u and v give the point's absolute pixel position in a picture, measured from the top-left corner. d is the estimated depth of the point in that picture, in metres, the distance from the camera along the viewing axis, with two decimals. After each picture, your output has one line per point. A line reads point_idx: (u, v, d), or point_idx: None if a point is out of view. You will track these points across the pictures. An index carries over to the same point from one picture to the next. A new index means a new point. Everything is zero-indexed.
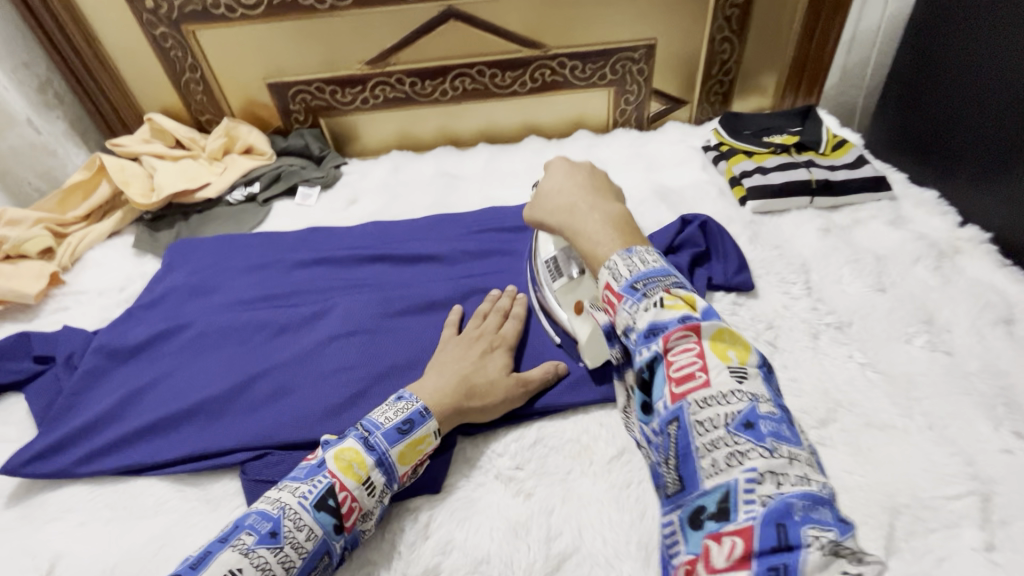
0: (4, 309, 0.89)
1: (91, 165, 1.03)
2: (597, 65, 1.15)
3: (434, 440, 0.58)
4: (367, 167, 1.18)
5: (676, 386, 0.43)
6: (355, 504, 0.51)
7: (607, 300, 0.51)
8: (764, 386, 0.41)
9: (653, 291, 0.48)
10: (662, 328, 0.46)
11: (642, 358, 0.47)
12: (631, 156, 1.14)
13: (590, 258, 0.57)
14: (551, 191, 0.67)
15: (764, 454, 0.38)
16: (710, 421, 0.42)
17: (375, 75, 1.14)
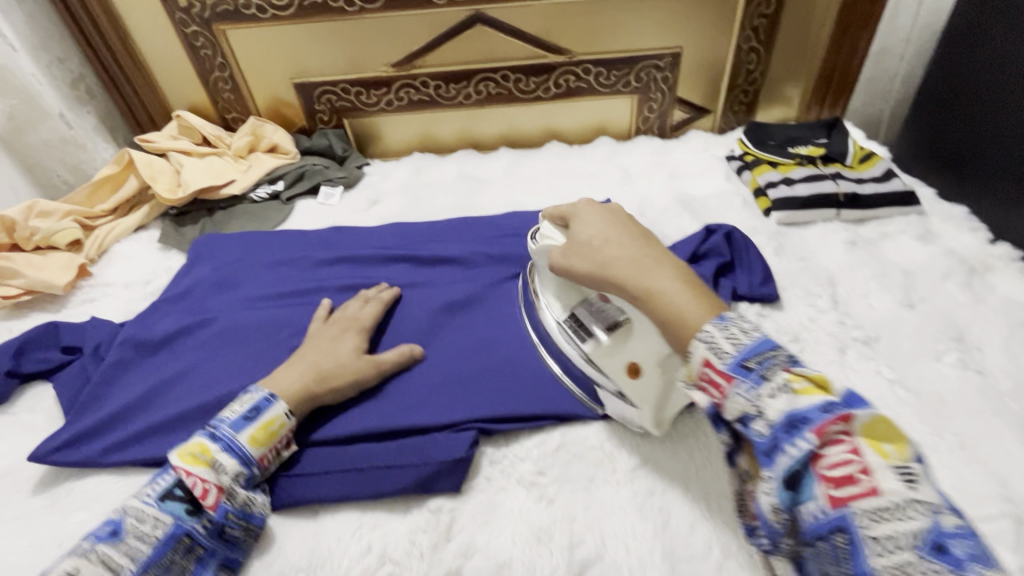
0: (33, 299, 0.90)
1: (121, 160, 1.05)
2: (621, 72, 1.15)
3: (291, 422, 0.61)
4: (389, 167, 1.19)
5: (751, 424, 0.43)
6: (208, 485, 0.54)
7: (706, 378, 0.45)
8: (855, 418, 0.41)
9: (773, 371, 0.43)
10: (805, 420, 0.41)
11: (701, 391, 0.46)
12: (653, 164, 1.14)
13: (671, 329, 0.49)
14: (587, 232, 0.60)
15: (865, 503, 0.38)
16: (889, 539, 0.37)
17: (401, 77, 1.15)
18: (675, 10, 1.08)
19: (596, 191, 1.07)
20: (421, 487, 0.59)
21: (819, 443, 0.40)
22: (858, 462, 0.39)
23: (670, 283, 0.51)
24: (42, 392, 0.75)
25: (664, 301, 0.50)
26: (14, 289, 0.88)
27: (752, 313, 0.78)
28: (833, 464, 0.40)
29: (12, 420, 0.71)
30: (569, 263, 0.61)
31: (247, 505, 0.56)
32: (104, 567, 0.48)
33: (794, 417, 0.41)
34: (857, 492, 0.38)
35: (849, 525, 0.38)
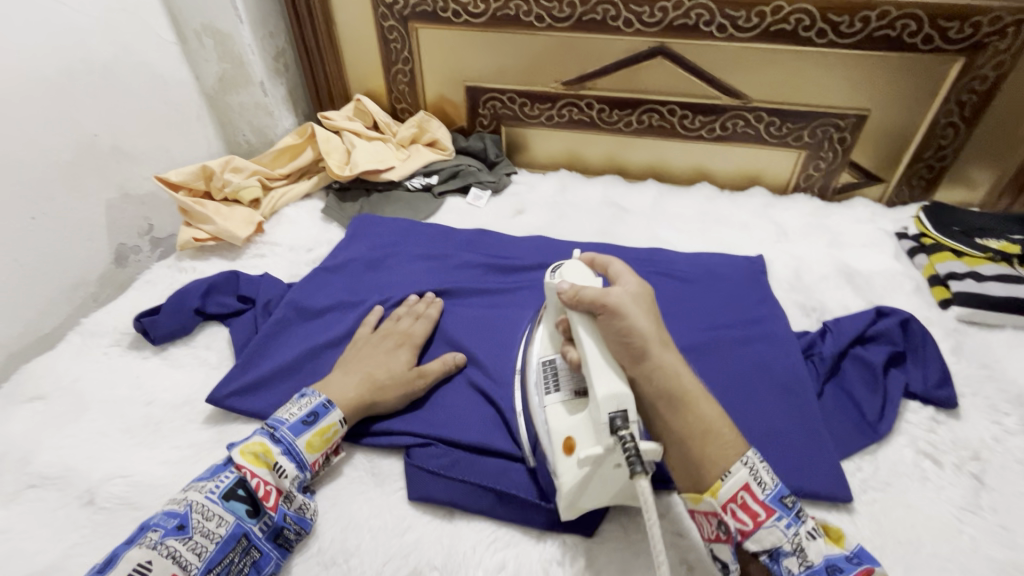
0: (215, 245, 1.00)
1: (303, 132, 1.15)
2: (795, 126, 1.10)
3: (345, 430, 0.65)
4: (536, 180, 1.21)
5: (784, 557, 0.48)
6: (271, 487, 0.57)
7: (740, 504, 0.49)
8: (866, 567, 0.49)
9: (803, 515, 0.50)
10: (840, 568, 0.47)
11: (724, 517, 0.50)
12: (811, 226, 1.08)
13: (706, 442, 0.51)
14: (636, 324, 0.54)
15: None
16: None
17: (567, 96, 1.17)
18: (874, 72, 1.01)
19: (748, 244, 1.03)
20: (559, 519, 0.59)
21: None
22: None
23: (696, 382, 0.54)
24: (218, 332, 0.82)
25: (697, 409, 0.53)
26: (203, 234, 0.98)
27: (925, 416, 0.71)
28: None
29: (191, 352, 0.79)
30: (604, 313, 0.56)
31: (302, 508, 0.59)
32: (174, 560, 0.50)
33: (826, 560, 0.48)
34: None
35: None
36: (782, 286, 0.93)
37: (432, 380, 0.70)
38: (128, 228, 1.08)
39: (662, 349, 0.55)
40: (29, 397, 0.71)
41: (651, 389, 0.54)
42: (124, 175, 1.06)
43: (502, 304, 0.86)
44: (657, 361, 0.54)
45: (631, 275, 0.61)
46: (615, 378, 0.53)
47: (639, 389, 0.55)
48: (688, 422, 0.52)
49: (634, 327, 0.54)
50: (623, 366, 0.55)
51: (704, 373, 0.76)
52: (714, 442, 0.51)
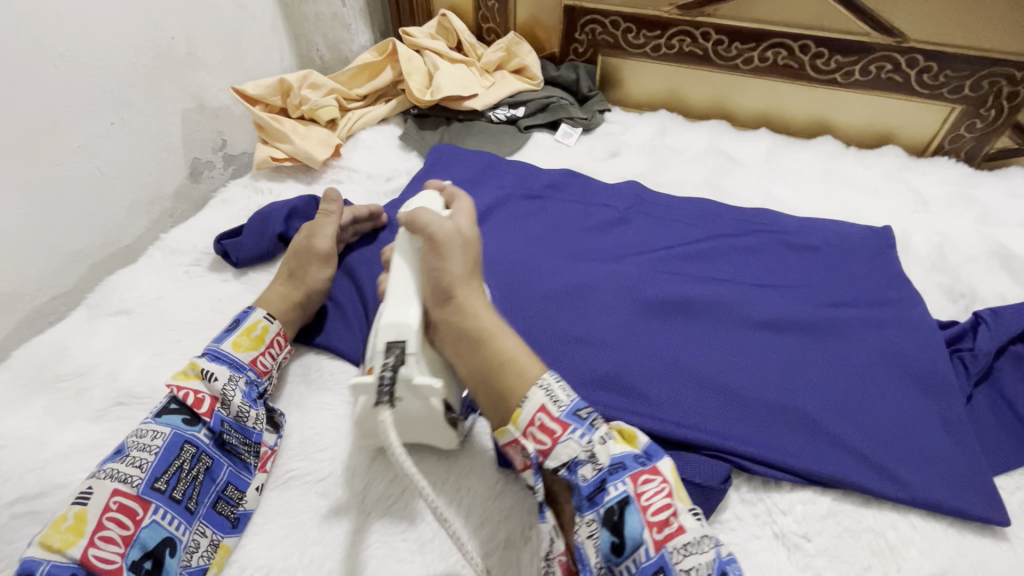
0: (292, 167, 0.95)
1: (384, 49, 1.06)
2: (957, 75, 0.93)
3: (274, 327, 0.63)
4: (632, 120, 1.09)
5: (580, 466, 0.48)
6: (201, 395, 0.55)
7: (539, 426, 0.50)
8: (659, 466, 0.50)
9: (598, 421, 0.51)
10: (625, 466, 0.49)
11: (525, 440, 0.50)
12: (955, 196, 0.93)
13: (507, 375, 0.53)
14: (449, 266, 0.56)
15: (676, 541, 0.45)
16: (693, 570, 0.44)
17: (682, 23, 1.02)
18: None
19: (878, 211, 0.89)
20: None
21: (634, 486, 0.48)
22: (668, 497, 0.47)
23: (490, 317, 0.56)
24: None
25: (495, 342, 0.55)
26: (281, 153, 0.93)
27: None
28: (650, 503, 0.47)
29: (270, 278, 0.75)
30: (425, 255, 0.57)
31: (242, 417, 0.57)
32: (112, 477, 0.48)
33: (616, 463, 0.49)
34: (670, 533, 0.46)
35: (665, 562, 0.45)
36: (921, 264, 0.80)
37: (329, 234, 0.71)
38: (203, 142, 1.04)
39: (467, 290, 0.57)
40: (113, 310, 0.69)
41: (450, 336, 0.55)
42: (200, 85, 1.01)
43: (588, 259, 0.79)
44: (457, 304, 0.56)
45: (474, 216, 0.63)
46: (413, 313, 0.54)
47: (435, 330, 0.57)
48: (483, 357, 0.54)
49: (444, 269, 0.56)
50: (429, 307, 0.57)
51: (824, 358, 0.66)
52: (514, 375, 0.53)
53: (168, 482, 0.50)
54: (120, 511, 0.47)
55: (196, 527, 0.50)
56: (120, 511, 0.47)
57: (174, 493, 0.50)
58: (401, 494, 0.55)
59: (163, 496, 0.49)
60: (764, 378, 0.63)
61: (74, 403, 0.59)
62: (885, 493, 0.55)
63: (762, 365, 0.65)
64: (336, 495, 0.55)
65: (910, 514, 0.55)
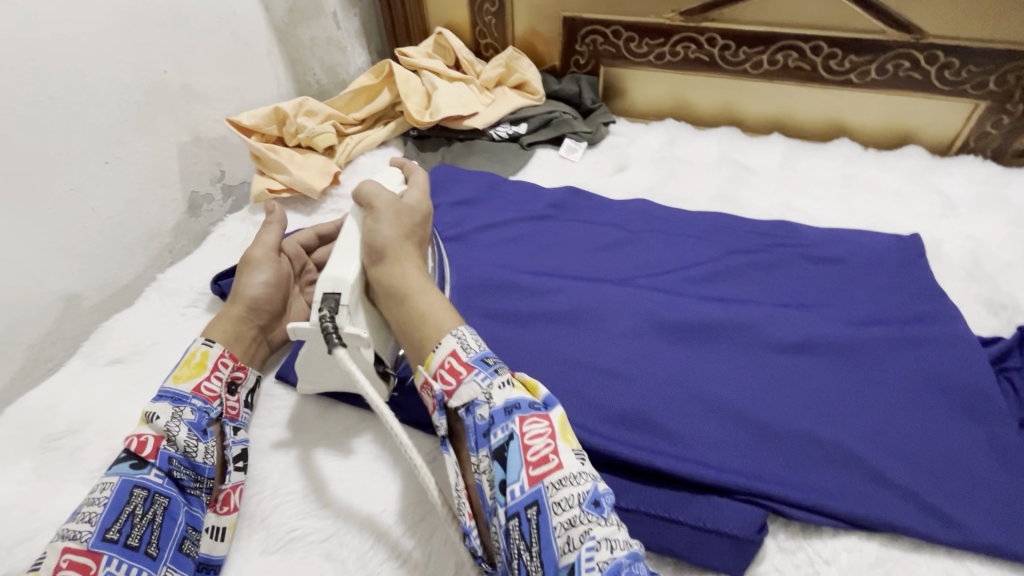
0: (291, 198, 0.92)
1: (381, 72, 1.03)
2: (981, 69, 0.88)
3: (215, 350, 0.60)
4: (638, 132, 1.05)
5: (477, 408, 0.49)
6: (144, 437, 0.52)
7: (446, 368, 0.51)
8: (551, 413, 0.49)
9: (502, 370, 0.51)
10: (518, 406, 0.48)
11: (435, 382, 0.52)
12: (987, 196, 0.88)
13: (421, 326, 0.56)
14: (381, 228, 0.63)
15: (551, 477, 0.44)
16: (564, 501, 0.43)
17: (686, 29, 0.98)
18: None
19: (905, 217, 0.85)
20: (692, 555, 0.51)
21: (521, 426, 0.47)
22: (551, 445, 0.46)
23: (416, 277, 0.60)
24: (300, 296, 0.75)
25: (416, 300, 0.58)
26: (278, 184, 0.90)
27: None
28: (534, 445, 0.46)
29: None
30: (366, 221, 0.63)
31: (190, 449, 0.53)
32: (63, 538, 0.45)
33: (509, 403, 0.48)
34: (548, 470, 0.45)
35: (540, 500, 0.44)
36: (956, 274, 0.75)
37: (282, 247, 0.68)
38: (200, 174, 1.02)
39: (398, 253, 0.62)
40: (108, 359, 0.67)
41: (385, 288, 0.60)
42: (195, 118, 0.99)
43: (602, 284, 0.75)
44: (389, 262, 0.61)
45: (427, 187, 0.72)
46: (350, 269, 0.60)
47: (373, 286, 0.62)
48: (408, 312, 0.57)
49: (376, 231, 0.62)
50: (365, 265, 0.62)
51: (859, 382, 0.61)
52: (431, 326, 0.55)
53: (120, 531, 0.47)
54: (71, 569, 0.43)
55: (164, 572, 0.47)
56: (72, 569, 0.44)
57: (130, 540, 0.47)
58: (409, 553, 0.52)
59: (117, 546, 0.46)
60: (793, 409, 0.59)
61: (67, 464, 0.56)
62: (938, 536, 0.50)
63: (789, 393, 0.61)
64: (341, 557, 0.52)
65: (966, 559, 0.50)
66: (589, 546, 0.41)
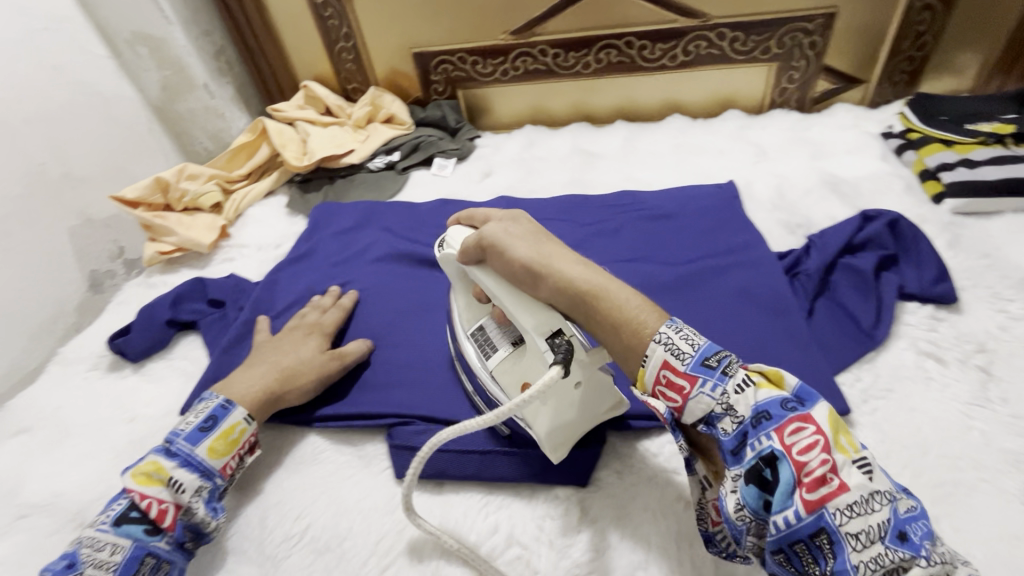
0: (183, 256, 0.99)
1: (255, 129, 1.11)
2: (761, 37, 1.04)
3: (252, 428, 0.61)
4: (501, 141, 1.17)
5: (717, 422, 0.45)
6: (165, 505, 0.54)
7: (664, 384, 0.46)
8: (815, 415, 0.42)
9: (732, 368, 0.45)
10: (770, 415, 0.42)
11: (658, 398, 0.47)
12: (791, 140, 1.03)
13: (624, 329, 0.49)
14: (511, 251, 0.53)
15: (836, 501, 0.39)
16: (864, 534, 0.38)
17: (519, 45, 1.11)
18: None
19: (724, 169, 0.98)
20: (545, 475, 0.58)
21: (782, 439, 0.41)
22: (831, 462, 0.40)
23: (592, 275, 0.51)
24: (194, 341, 0.81)
25: (606, 298, 0.50)
26: (168, 246, 0.97)
27: (924, 316, 0.67)
28: (807, 464, 0.40)
29: (168, 364, 0.78)
30: (510, 250, 0.53)
31: (206, 522, 0.55)
32: None
33: (756, 409, 0.43)
34: (830, 492, 0.39)
35: (826, 529, 0.39)
36: (764, 207, 0.88)
37: (351, 360, 0.71)
38: (98, 254, 1.07)
39: (549, 262, 0.52)
40: (14, 431, 0.71)
41: (565, 302, 0.51)
42: (83, 201, 1.05)
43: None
44: (549, 277, 0.51)
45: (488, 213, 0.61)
46: (532, 311, 0.52)
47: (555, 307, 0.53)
48: (600, 319, 0.50)
49: (511, 257, 0.52)
50: (530, 293, 0.53)
51: (684, 311, 0.72)
52: (632, 329, 0.48)
53: None
54: None
55: None
56: None
57: None
58: (303, 532, 0.58)
59: None
60: None
61: None
62: None
63: None
64: (243, 548, 0.58)
65: None
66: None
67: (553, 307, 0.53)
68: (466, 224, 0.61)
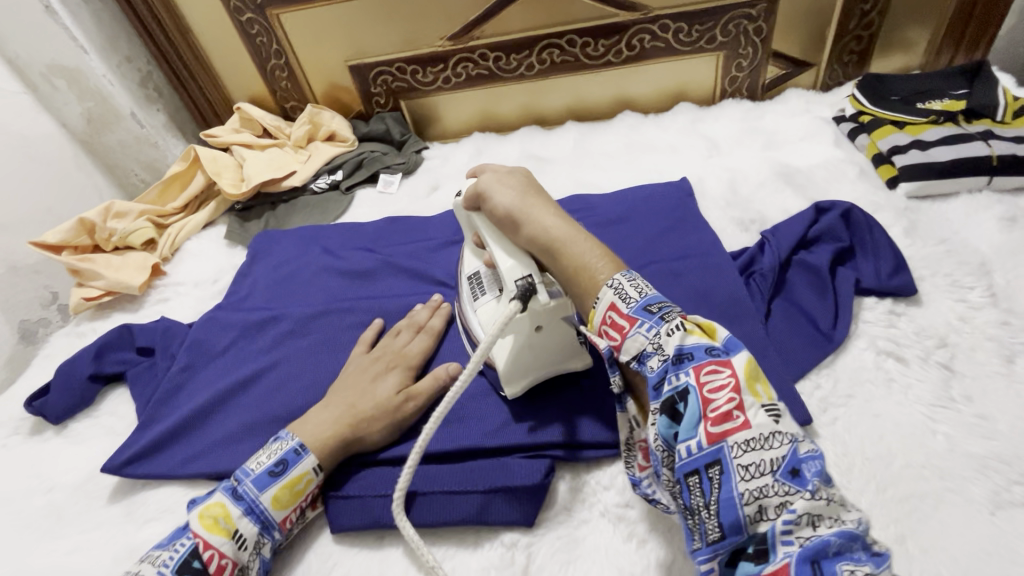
0: (114, 300, 0.93)
1: (187, 157, 1.05)
2: (705, 27, 1.01)
3: (319, 479, 0.57)
4: (449, 151, 1.12)
5: (646, 359, 0.44)
6: (225, 561, 0.49)
7: (609, 323, 0.47)
8: (735, 360, 0.42)
9: (670, 314, 0.45)
10: (692, 356, 0.42)
11: (603, 338, 0.48)
12: (744, 130, 1.00)
13: (578, 276, 0.50)
14: (497, 200, 0.56)
15: (739, 437, 0.39)
16: (755, 466, 0.39)
17: (458, 51, 1.07)
18: None
19: (676, 166, 0.95)
20: (490, 520, 0.54)
21: (698, 376, 0.42)
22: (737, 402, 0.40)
23: (563, 226, 0.52)
24: (122, 394, 0.76)
25: (569, 248, 0.51)
26: (96, 290, 0.91)
27: (882, 311, 0.64)
28: (716, 403, 0.40)
29: (94, 422, 0.73)
30: (495, 198, 0.56)
31: None
32: None
33: (680, 350, 0.43)
34: (733, 428, 0.40)
35: (722, 457, 0.39)
36: (717, 204, 0.85)
37: (424, 401, 0.61)
38: (28, 302, 1.01)
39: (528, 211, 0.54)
40: None
41: (536, 249, 0.53)
42: (6, 249, 0.99)
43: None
44: (524, 221, 0.54)
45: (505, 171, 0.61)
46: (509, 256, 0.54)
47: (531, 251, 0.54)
48: (561, 266, 0.51)
49: (495, 205, 0.56)
50: (509, 240, 0.56)
51: None
52: (586, 276, 0.50)
53: None
54: None
55: None
56: None
57: None
58: None
59: None
60: None
61: None
62: None
63: None
64: None
65: None
66: (785, 519, 0.37)
67: (528, 254, 0.54)
68: (475, 174, 0.63)
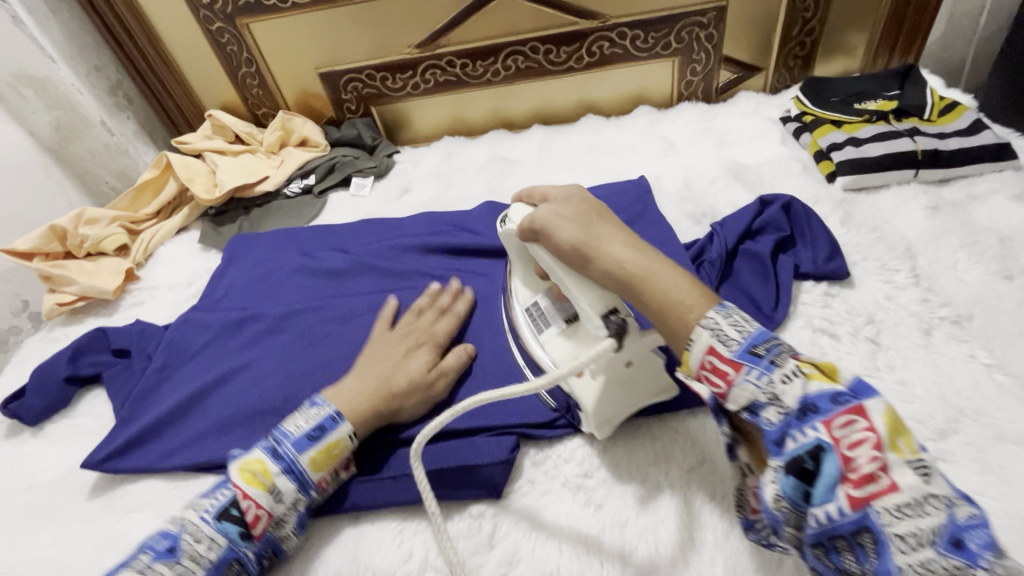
0: (87, 305, 0.94)
1: (159, 163, 1.06)
2: (660, 34, 1.07)
3: (354, 445, 0.59)
4: (420, 154, 1.16)
5: (761, 410, 0.42)
6: (261, 512, 0.53)
7: (709, 368, 0.45)
8: (870, 408, 0.40)
9: (781, 358, 0.43)
10: (817, 408, 0.41)
11: (704, 383, 0.46)
12: (698, 131, 1.06)
13: (625, 285, 0.50)
14: (560, 234, 0.53)
15: (883, 500, 0.37)
16: (912, 537, 0.36)
17: (426, 58, 1.11)
18: None
19: (636, 166, 1.00)
20: (458, 494, 0.57)
21: (827, 431, 0.40)
22: (879, 460, 0.38)
23: (639, 258, 0.50)
24: (98, 395, 0.77)
25: (650, 285, 0.49)
26: (69, 296, 0.92)
27: (819, 293, 0.70)
28: (857, 462, 0.39)
29: (70, 423, 0.74)
30: (558, 233, 0.54)
31: (284, 536, 0.55)
32: None
33: (804, 403, 0.41)
34: (877, 491, 0.38)
35: (869, 524, 0.38)
36: (673, 200, 0.90)
37: (453, 376, 0.65)
38: None
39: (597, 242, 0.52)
40: None
41: (616, 284, 0.51)
42: None
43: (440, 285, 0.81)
44: (594, 258, 0.51)
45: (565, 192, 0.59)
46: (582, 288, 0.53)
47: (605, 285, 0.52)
48: (647, 304, 0.49)
49: (558, 238, 0.53)
50: (577, 274, 0.54)
51: None
52: (678, 316, 0.47)
53: None
54: None
55: None
56: None
57: None
58: None
59: None
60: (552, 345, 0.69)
61: None
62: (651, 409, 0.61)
63: None
64: None
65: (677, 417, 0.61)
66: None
67: (603, 287, 0.53)
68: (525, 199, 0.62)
